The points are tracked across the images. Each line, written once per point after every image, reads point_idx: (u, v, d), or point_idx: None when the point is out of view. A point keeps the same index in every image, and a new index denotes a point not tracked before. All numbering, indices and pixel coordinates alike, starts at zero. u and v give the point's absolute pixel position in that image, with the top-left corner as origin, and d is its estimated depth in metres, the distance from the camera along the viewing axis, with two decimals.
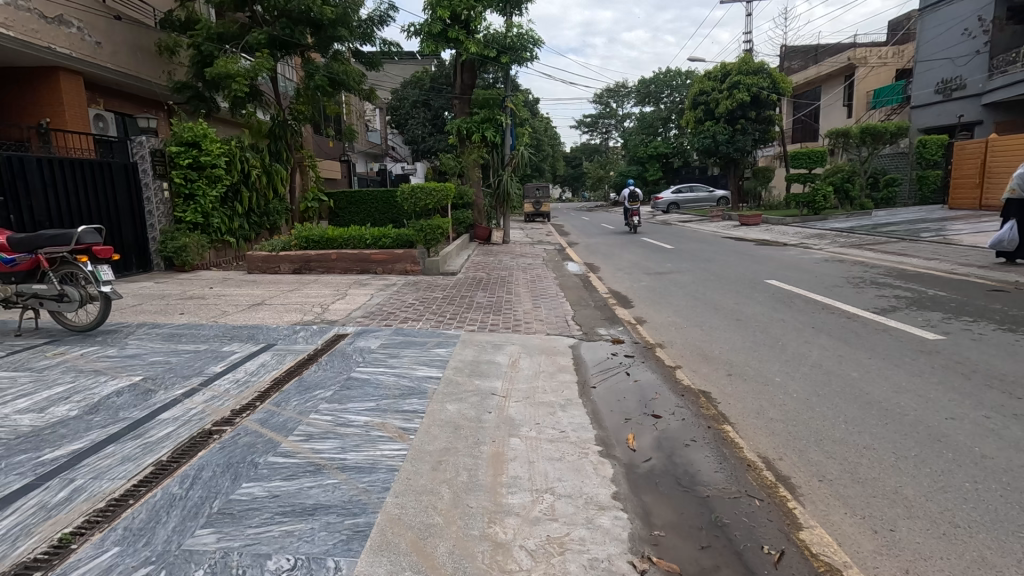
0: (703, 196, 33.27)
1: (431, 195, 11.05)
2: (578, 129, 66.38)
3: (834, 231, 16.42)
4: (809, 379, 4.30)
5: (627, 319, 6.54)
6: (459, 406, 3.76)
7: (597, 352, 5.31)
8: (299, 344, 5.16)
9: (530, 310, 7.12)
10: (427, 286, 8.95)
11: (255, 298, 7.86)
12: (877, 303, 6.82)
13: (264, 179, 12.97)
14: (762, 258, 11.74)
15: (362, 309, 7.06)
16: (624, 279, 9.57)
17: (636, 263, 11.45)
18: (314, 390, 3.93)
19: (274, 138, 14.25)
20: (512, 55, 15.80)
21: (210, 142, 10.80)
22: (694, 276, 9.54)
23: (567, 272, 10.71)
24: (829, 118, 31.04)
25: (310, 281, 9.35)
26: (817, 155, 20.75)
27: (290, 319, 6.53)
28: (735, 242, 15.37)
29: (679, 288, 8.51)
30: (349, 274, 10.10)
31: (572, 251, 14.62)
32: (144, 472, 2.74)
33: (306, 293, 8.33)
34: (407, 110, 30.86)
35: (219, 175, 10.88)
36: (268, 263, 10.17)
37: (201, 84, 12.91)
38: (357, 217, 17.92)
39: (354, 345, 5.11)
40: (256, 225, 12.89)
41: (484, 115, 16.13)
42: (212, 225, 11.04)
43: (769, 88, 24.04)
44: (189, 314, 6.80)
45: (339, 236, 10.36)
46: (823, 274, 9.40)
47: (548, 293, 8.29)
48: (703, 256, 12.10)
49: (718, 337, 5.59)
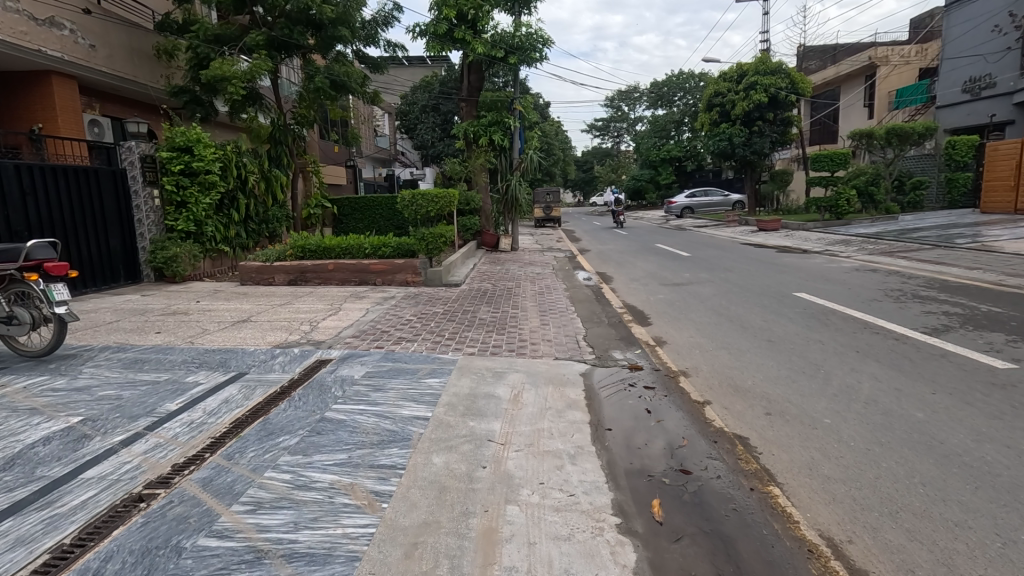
0: (718, 200, 32.44)
1: (434, 202, 10.43)
2: (589, 133, 65.79)
3: (860, 236, 15.62)
4: (864, 421, 3.62)
5: (645, 341, 5.87)
6: (448, 459, 3.13)
7: (612, 380, 4.66)
8: (275, 372, 4.58)
9: (537, 329, 6.48)
10: (427, 300, 8.35)
11: (242, 314, 7.33)
12: (925, 321, 6.11)
13: (262, 186, 12.53)
14: (786, 267, 11.00)
15: (353, 327, 6.47)
16: (640, 291, 8.91)
17: (652, 273, 10.76)
18: (277, 436, 3.32)
19: (276, 142, 13.84)
20: (521, 55, 15.17)
21: (204, 147, 10.34)
22: (716, 288, 8.85)
23: (577, 283, 10.07)
24: (849, 119, 30.11)
25: (304, 294, 8.81)
26: (840, 157, 19.76)
27: (273, 339, 5.96)
28: (755, 249, 14.64)
29: (700, 302, 7.83)
30: (346, 285, 9.55)
31: (583, 259, 13.99)
32: (34, 564, 2.16)
33: (298, 308, 7.78)
34: (416, 115, 30.48)
35: (213, 181, 10.41)
36: (262, 274, 9.63)
37: (198, 88, 12.46)
38: (362, 224, 17.41)
39: (334, 374, 4.49)
40: (254, 233, 12.46)
41: (492, 118, 15.61)
42: (205, 234, 10.57)
43: (787, 88, 23.24)
44: (166, 333, 6.27)
45: (337, 245, 9.79)
46: (857, 285, 8.65)
47: (556, 308, 7.66)
48: (723, 265, 11.39)
49: (749, 363, 4.92)
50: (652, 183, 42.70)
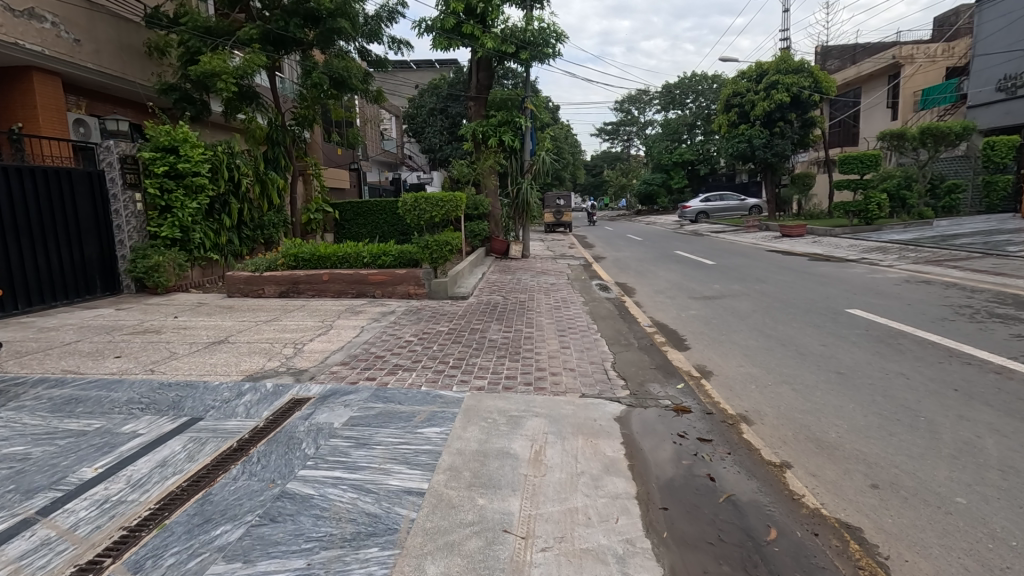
0: (734, 204, 31.45)
1: (438, 206, 9.40)
2: (599, 137, 64.90)
3: (896, 243, 14.58)
4: (1015, 502, 2.67)
5: (687, 371, 4.93)
6: (447, 569, 2.22)
7: (657, 429, 3.73)
8: (236, 418, 3.67)
9: (556, 354, 5.56)
10: (431, 316, 7.46)
11: (222, 332, 6.48)
12: (1021, 347, 5.10)
13: (257, 189, 11.79)
14: (826, 277, 10.01)
15: (343, 351, 5.59)
16: (668, 305, 7.98)
17: (677, 284, 9.83)
18: (215, 526, 2.43)
19: (273, 144, 13.10)
20: (533, 50, 14.27)
21: (191, 147, 9.57)
22: (753, 302, 7.92)
23: (597, 295, 9.15)
24: (872, 120, 29.02)
25: (295, 309, 7.95)
26: (870, 158, 18.50)
27: (248, 367, 5.09)
28: (784, 257, 13.66)
29: (741, 319, 6.89)
30: (343, 298, 8.69)
31: (599, 267, 13.06)
32: None
33: (285, 325, 6.92)
34: (424, 118, 29.77)
35: (201, 183, 9.60)
36: (251, 285, 8.81)
37: (189, 85, 11.71)
38: (364, 229, 16.55)
39: (309, 422, 3.58)
40: (248, 240, 11.70)
41: (502, 118, 14.78)
42: (192, 241, 9.77)
43: (811, 87, 22.20)
44: (126, 357, 5.42)
45: (332, 253, 8.93)
46: (915, 299, 7.67)
47: (576, 327, 6.72)
48: (755, 275, 10.40)
49: (825, 405, 3.96)
50: (664, 187, 41.87)
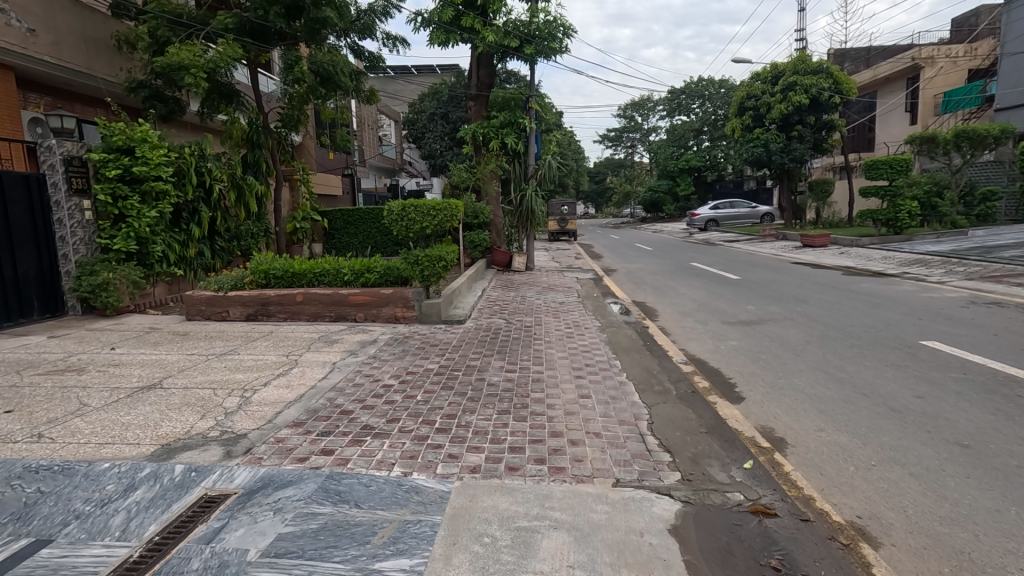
0: (745, 212, 30.29)
1: (429, 215, 7.99)
2: (602, 143, 63.94)
3: (933, 255, 13.35)
4: None
5: (754, 441, 3.68)
6: None
7: (735, 555, 2.50)
8: (101, 541, 2.44)
9: (574, 407, 4.32)
10: (419, 348, 6.24)
11: (159, 372, 5.23)
12: None
13: (233, 195, 10.70)
14: (875, 296, 8.78)
15: (301, 404, 4.36)
16: (702, 334, 6.75)
17: (704, 304, 8.61)
18: None
19: (253, 147, 12.06)
20: (539, 44, 13.09)
21: (151, 149, 8.42)
22: (802, 329, 6.71)
23: (614, 318, 7.94)
24: (889, 125, 27.90)
25: (260, 338, 6.72)
26: (902, 163, 16.84)
27: (170, 431, 3.84)
28: (814, 270, 12.44)
29: (797, 355, 5.65)
30: (319, 322, 7.48)
31: (611, 282, 11.84)
32: None
33: (241, 361, 5.67)
34: (424, 124, 28.74)
35: (160, 189, 8.43)
36: (213, 307, 7.61)
37: (159, 80, 10.49)
38: (355, 239, 15.36)
39: (209, 552, 2.35)
40: (223, 252, 10.63)
41: (505, 119, 13.69)
42: (152, 254, 8.59)
43: (831, 88, 21.01)
44: (18, 412, 4.16)
45: (308, 269, 7.73)
46: (999, 326, 6.44)
47: (596, 365, 5.50)
48: (791, 294, 9.15)
49: (976, 513, 2.72)
50: (671, 194, 40.65)
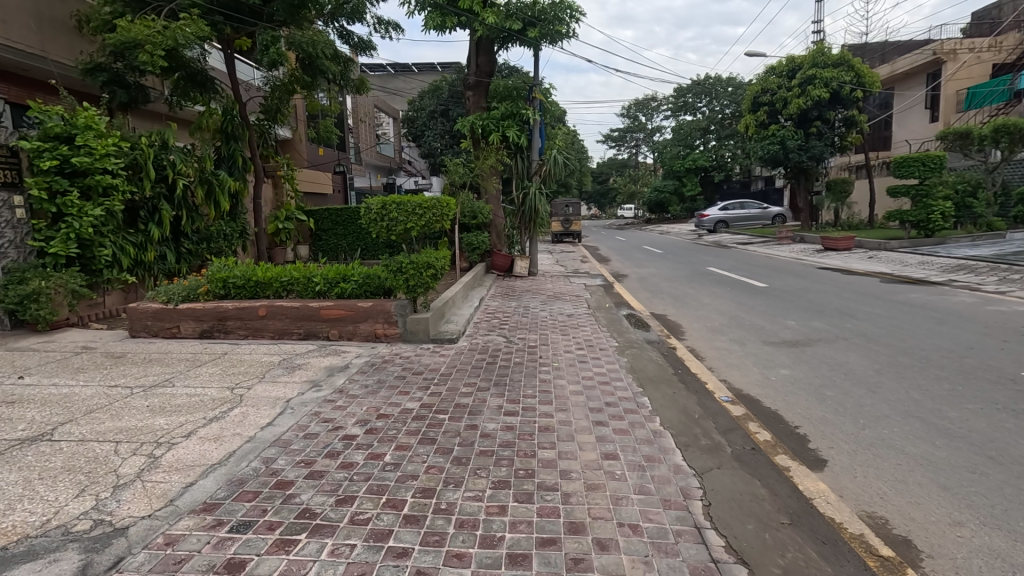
0: (756, 213, 29.08)
1: (415, 214, 6.81)
2: (606, 143, 62.72)
3: (974, 260, 12.17)
4: None
5: (871, 548, 2.48)
6: None
7: None
8: None
9: (599, 480, 3.14)
10: (400, 377, 5.07)
11: (60, 414, 4.06)
12: None
13: (201, 191, 9.58)
14: (932, 309, 7.60)
15: (224, 472, 3.18)
16: (744, 360, 5.58)
17: (735, 318, 7.45)
18: None
19: (228, 139, 11.04)
20: (544, 27, 11.91)
21: (97, 138, 7.29)
22: (864, 353, 5.55)
23: (633, 336, 6.78)
24: (907, 122, 26.66)
25: (208, 362, 5.55)
26: (935, 160, 15.31)
27: (19, 523, 2.66)
28: (847, 277, 11.26)
29: (871, 391, 4.48)
30: (285, 340, 6.34)
31: (623, 290, 10.68)
32: None
33: (172, 396, 4.50)
34: (424, 121, 27.60)
35: (108, 184, 7.30)
36: (162, 321, 6.46)
37: (119, 62, 9.27)
38: (344, 241, 14.18)
39: None
40: (190, 254, 9.53)
41: (506, 110, 12.58)
42: (99, 259, 7.45)
43: (852, 81, 19.81)
44: None
45: (274, 277, 6.58)
46: None
47: (619, 405, 4.33)
48: (834, 306, 7.98)
49: None
50: (677, 195, 39.37)
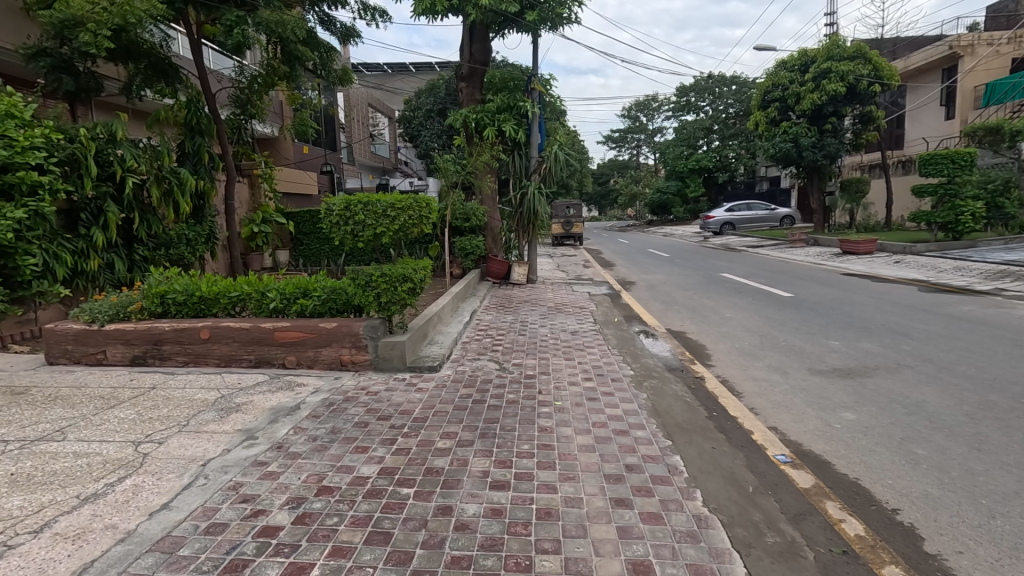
0: (763, 215, 27.90)
1: (386, 216, 5.74)
2: (606, 145, 61.68)
3: (1016, 266, 11.07)
4: None
5: None
6: None
7: None
8: None
9: None
10: (361, 424, 3.97)
11: None
12: None
13: (160, 191, 8.47)
14: (997, 326, 6.52)
15: None
16: (792, 396, 4.48)
17: (768, 338, 6.36)
18: None
19: (193, 133, 9.81)
20: (544, 10, 10.79)
21: (19, 128, 6.25)
22: (946, 388, 4.45)
23: (651, 360, 5.69)
24: (921, 120, 25.60)
25: (126, 401, 4.45)
26: (965, 158, 14.26)
27: None
28: (880, 284, 10.19)
29: (978, 449, 3.38)
30: (233, 368, 5.29)
31: (632, 300, 9.61)
32: None
33: (54, 457, 3.41)
34: (419, 120, 26.55)
35: (34, 181, 6.26)
36: (85, 345, 5.39)
37: (66, 45, 8.18)
38: (326, 245, 13.09)
39: None
40: (145, 262, 8.45)
41: (501, 102, 11.51)
42: (25, 271, 6.36)
43: (870, 75, 18.70)
44: None
45: (220, 291, 5.48)
46: None
47: (645, 472, 3.21)
48: (880, 322, 6.91)
49: None
50: (680, 196, 38.29)
